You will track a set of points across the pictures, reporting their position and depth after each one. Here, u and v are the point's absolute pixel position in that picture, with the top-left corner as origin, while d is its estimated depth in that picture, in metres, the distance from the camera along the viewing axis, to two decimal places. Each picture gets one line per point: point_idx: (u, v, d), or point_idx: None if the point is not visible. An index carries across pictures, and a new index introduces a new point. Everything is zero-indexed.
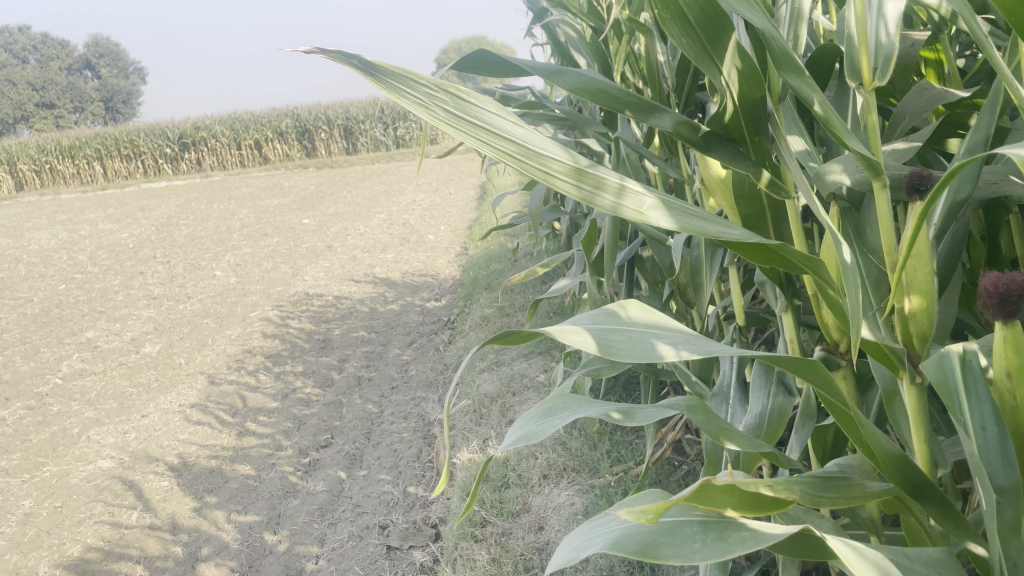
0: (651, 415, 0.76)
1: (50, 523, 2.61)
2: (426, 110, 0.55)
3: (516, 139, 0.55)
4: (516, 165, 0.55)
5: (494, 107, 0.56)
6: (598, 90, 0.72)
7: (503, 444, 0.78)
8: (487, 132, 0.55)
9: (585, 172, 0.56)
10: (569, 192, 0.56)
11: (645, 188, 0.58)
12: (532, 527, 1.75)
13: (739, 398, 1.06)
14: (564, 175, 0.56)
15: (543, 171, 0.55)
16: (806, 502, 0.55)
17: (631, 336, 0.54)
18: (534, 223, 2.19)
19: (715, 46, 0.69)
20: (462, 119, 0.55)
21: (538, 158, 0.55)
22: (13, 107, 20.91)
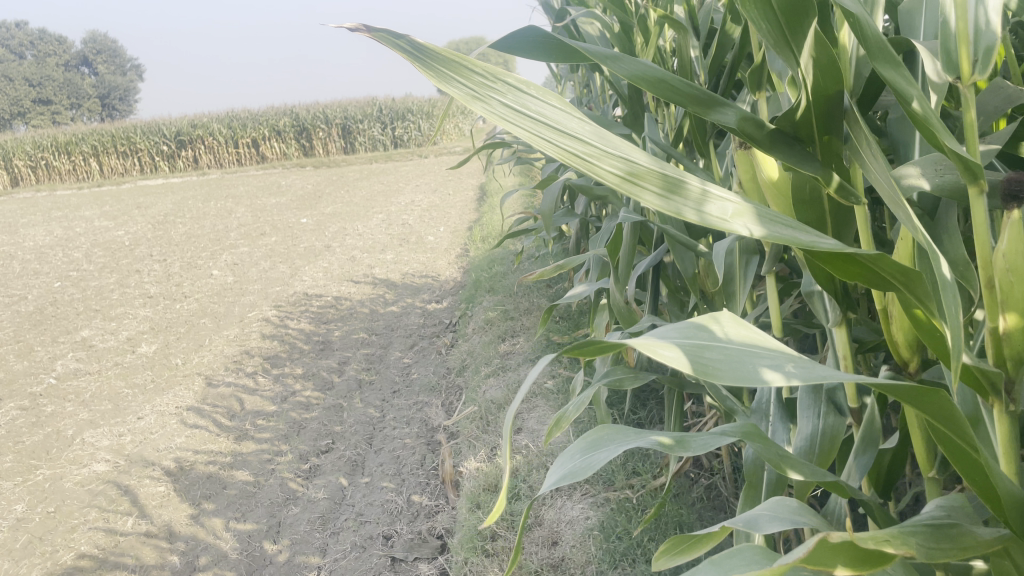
0: (705, 442, 0.70)
1: (42, 530, 2.54)
2: (478, 104, 0.50)
3: (581, 139, 0.50)
4: (579, 167, 0.49)
5: (556, 100, 0.50)
6: (657, 80, 0.66)
7: (546, 485, 0.72)
8: (546, 129, 0.49)
9: (659, 174, 0.51)
10: (638, 198, 0.50)
11: (729, 194, 0.52)
12: (545, 541, 1.69)
13: (779, 415, 1.00)
14: (635, 178, 0.51)
15: (611, 175, 0.50)
16: (923, 558, 0.48)
17: (729, 354, 0.50)
18: (549, 226, 2.13)
19: (794, 32, 0.62)
20: (521, 113, 0.50)
21: (606, 160, 0.50)
22: (11, 103, 20.91)
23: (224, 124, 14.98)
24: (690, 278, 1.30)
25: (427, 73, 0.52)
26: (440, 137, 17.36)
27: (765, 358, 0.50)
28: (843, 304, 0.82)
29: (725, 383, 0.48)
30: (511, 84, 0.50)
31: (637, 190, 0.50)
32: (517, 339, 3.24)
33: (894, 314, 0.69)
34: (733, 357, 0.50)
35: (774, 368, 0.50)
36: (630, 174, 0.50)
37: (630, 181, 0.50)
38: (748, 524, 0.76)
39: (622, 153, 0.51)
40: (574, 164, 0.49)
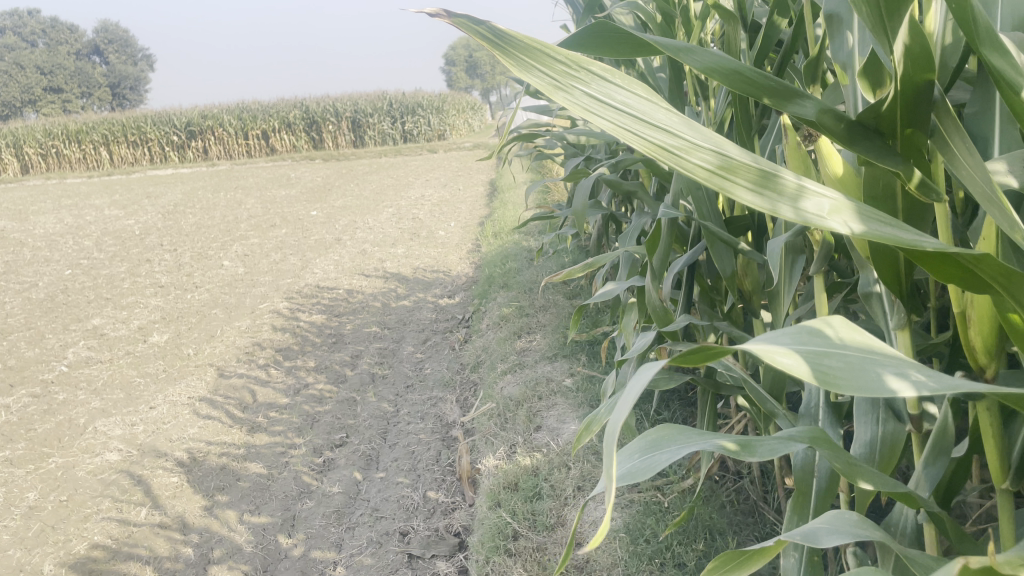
0: (773, 448, 0.67)
1: (55, 519, 2.52)
2: (562, 92, 0.49)
3: (671, 130, 0.48)
4: (666, 160, 0.47)
5: (643, 90, 0.49)
6: (732, 71, 0.62)
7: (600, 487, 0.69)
8: (635, 121, 0.48)
9: (752, 169, 0.49)
10: (733, 194, 0.47)
11: (826, 188, 0.49)
12: (568, 543, 1.66)
13: (831, 419, 0.97)
14: (728, 173, 0.48)
15: (702, 170, 0.48)
16: None
17: (849, 361, 0.53)
18: (578, 222, 2.09)
19: (892, 15, 0.59)
20: (607, 103, 0.48)
21: (698, 153, 0.47)
22: (22, 91, 21.00)
23: (235, 115, 14.95)
24: (728, 278, 1.26)
25: (504, 58, 0.50)
26: (450, 132, 17.31)
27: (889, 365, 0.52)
28: (908, 307, 0.78)
29: (849, 389, 0.52)
30: (599, 72, 0.49)
31: (730, 185, 0.48)
32: (533, 336, 3.21)
33: (971, 318, 0.65)
34: (852, 365, 0.52)
35: (898, 374, 0.52)
36: (722, 168, 0.48)
37: (723, 175, 0.48)
38: (808, 535, 0.73)
39: (713, 145, 0.48)
40: (663, 157, 0.47)
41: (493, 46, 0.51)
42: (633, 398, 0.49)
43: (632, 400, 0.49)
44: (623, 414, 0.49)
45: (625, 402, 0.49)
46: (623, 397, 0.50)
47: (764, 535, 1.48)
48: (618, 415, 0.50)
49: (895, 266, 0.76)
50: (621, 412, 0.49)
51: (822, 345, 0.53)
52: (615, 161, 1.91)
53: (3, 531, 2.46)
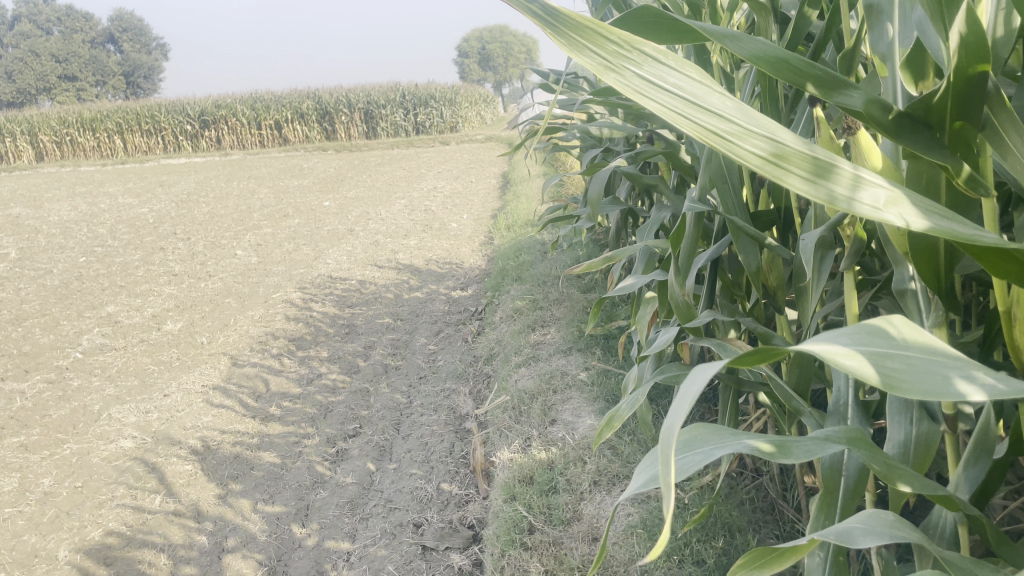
0: (809, 448, 0.65)
1: (70, 505, 2.52)
2: (612, 74, 0.51)
3: (724, 116, 0.49)
4: (719, 146, 0.48)
5: (696, 73, 0.50)
6: (778, 60, 0.60)
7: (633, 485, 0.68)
8: (688, 105, 0.49)
9: (806, 158, 0.50)
10: (786, 182, 0.49)
11: (881, 180, 0.50)
12: (584, 538, 1.66)
13: (859, 417, 0.95)
14: (782, 161, 0.49)
15: (756, 156, 0.49)
16: None
17: (911, 362, 0.53)
18: (597, 216, 2.07)
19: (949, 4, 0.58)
20: (662, 87, 0.50)
21: (751, 140, 0.48)
22: (37, 79, 21.14)
23: (248, 105, 14.97)
24: (754, 273, 1.23)
25: (559, 39, 0.53)
26: (462, 124, 17.27)
27: (954, 367, 0.52)
28: (947, 304, 0.76)
29: (913, 392, 0.52)
30: (648, 53, 0.51)
31: (783, 173, 0.49)
32: (548, 329, 3.20)
33: (1018, 315, 0.64)
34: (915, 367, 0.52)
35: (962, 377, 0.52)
36: (774, 156, 0.49)
37: (775, 163, 0.49)
38: (841, 535, 0.72)
39: (768, 132, 0.49)
40: (716, 142, 0.48)
41: (549, 27, 0.53)
42: (690, 398, 0.48)
43: (690, 398, 0.48)
44: (679, 416, 0.48)
45: (680, 400, 0.49)
46: (680, 394, 0.50)
47: (783, 534, 1.47)
48: (674, 416, 0.49)
49: (935, 264, 0.74)
50: (679, 410, 0.48)
51: (885, 346, 0.54)
52: (636, 153, 1.89)
53: (18, 516, 2.47)
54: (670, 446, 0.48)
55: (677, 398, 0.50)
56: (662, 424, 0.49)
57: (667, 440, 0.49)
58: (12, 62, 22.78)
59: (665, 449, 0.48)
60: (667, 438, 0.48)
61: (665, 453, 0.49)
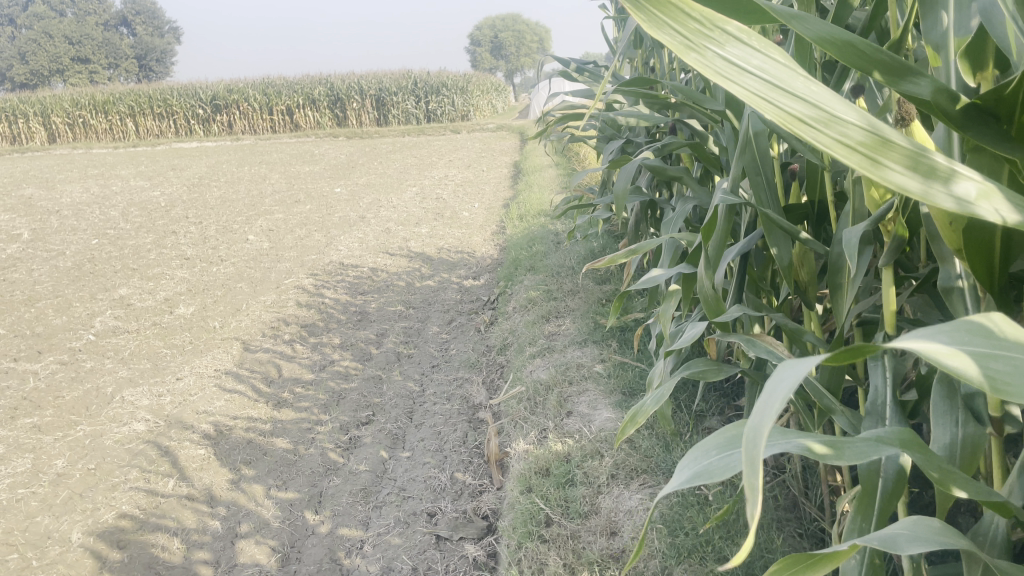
0: (863, 450, 0.64)
1: (83, 486, 2.51)
2: (693, 54, 0.53)
3: (811, 102, 0.50)
4: (804, 132, 0.50)
5: (780, 55, 0.52)
6: (844, 43, 0.58)
7: (675, 482, 0.66)
8: (771, 89, 0.51)
9: (901, 148, 0.51)
10: (876, 172, 0.50)
11: (971, 173, 0.52)
12: (602, 531, 1.65)
13: (897, 416, 0.93)
14: (873, 150, 0.51)
15: (843, 144, 0.51)
16: None
17: (1015, 363, 0.52)
18: (620, 207, 2.04)
19: None
20: (748, 71, 0.51)
21: (839, 128, 0.50)
22: (49, 60, 21.19)
23: (260, 90, 14.94)
24: (785, 268, 1.21)
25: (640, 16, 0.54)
26: (474, 113, 17.21)
27: None
28: (999, 303, 0.74)
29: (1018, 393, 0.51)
30: (732, 32, 0.52)
31: (875, 162, 0.51)
32: (562, 320, 3.18)
33: None
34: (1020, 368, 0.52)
35: None
36: (860, 145, 0.51)
37: (864, 152, 0.51)
38: (886, 542, 0.70)
39: (855, 120, 0.51)
40: (800, 130, 0.50)
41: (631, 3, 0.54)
42: (781, 395, 0.48)
43: (780, 393, 0.48)
44: (768, 416, 0.48)
45: (768, 394, 0.49)
46: (768, 387, 0.50)
47: (805, 533, 1.45)
48: (762, 413, 0.49)
49: (987, 261, 0.72)
50: (769, 407, 0.48)
51: (987, 346, 0.53)
52: (662, 144, 1.86)
53: (31, 497, 2.46)
54: (756, 441, 0.48)
55: (763, 392, 0.51)
56: (747, 420, 0.50)
57: (752, 437, 0.49)
58: (26, 42, 22.80)
59: (749, 446, 0.49)
60: (751, 434, 0.49)
61: (750, 449, 0.49)
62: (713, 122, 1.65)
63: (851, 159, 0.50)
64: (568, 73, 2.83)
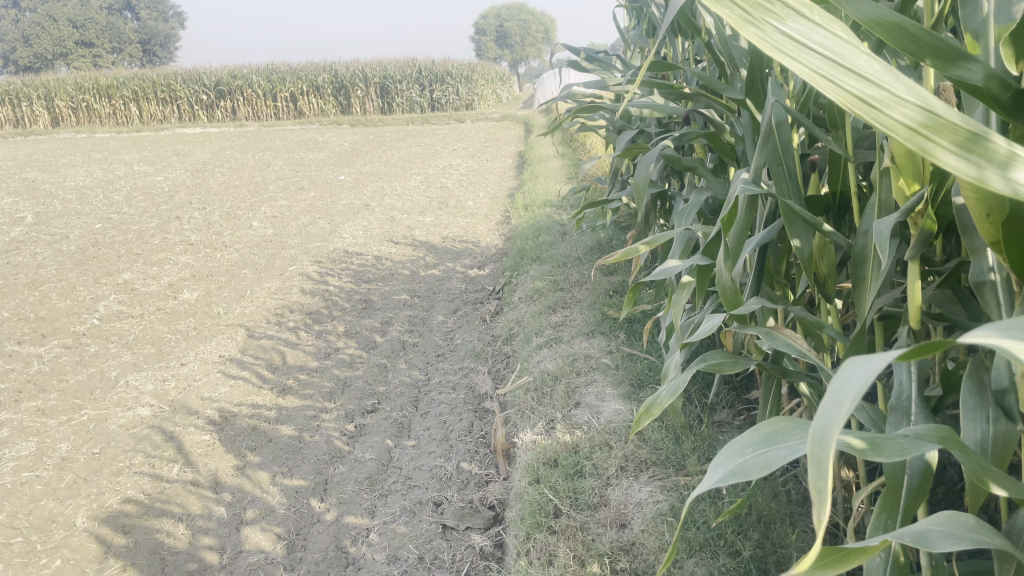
0: (901, 447, 0.67)
1: (88, 470, 2.50)
2: (753, 28, 0.54)
3: (873, 81, 0.52)
4: (862, 112, 0.52)
5: (842, 30, 0.53)
6: (895, 25, 0.59)
7: (712, 479, 0.66)
8: (831, 67, 0.52)
9: (961, 131, 0.52)
10: (935, 155, 0.52)
11: None
12: (612, 523, 1.64)
13: (922, 413, 0.91)
14: (933, 132, 0.52)
15: (903, 125, 0.52)
16: None
17: None
18: (636, 197, 2.02)
19: None
20: (812, 50, 0.53)
21: (900, 108, 0.51)
22: (53, 44, 21.12)
23: (264, 76, 14.88)
24: (805, 260, 1.19)
25: None
26: (477, 103, 17.14)
27: None
28: None
29: None
30: (792, 7, 0.54)
31: (933, 145, 0.52)
32: (569, 311, 3.16)
33: None
34: None
35: None
36: (921, 127, 0.52)
37: (923, 134, 0.52)
38: (918, 538, 0.69)
39: (918, 99, 0.52)
40: (859, 109, 0.52)
41: None
42: (848, 396, 0.52)
43: (847, 396, 0.52)
44: (836, 416, 0.52)
45: (835, 392, 0.53)
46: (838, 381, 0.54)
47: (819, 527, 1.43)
48: (829, 413, 0.53)
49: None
50: (835, 408, 0.53)
51: None
52: (678, 134, 1.84)
53: (36, 480, 2.45)
54: (824, 441, 0.53)
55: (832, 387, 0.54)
56: (813, 422, 0.54)
57: (820, 437, 0.53)
58: (30, 26, 22.71)
59: (817, 446, 0.53)
60: (819, 433, 0.53)
61: (817, 449, 0.53)
62: (730, 112, 1.64)
63: (909, 140, 0.51)
64: (579, 63, 2.79)
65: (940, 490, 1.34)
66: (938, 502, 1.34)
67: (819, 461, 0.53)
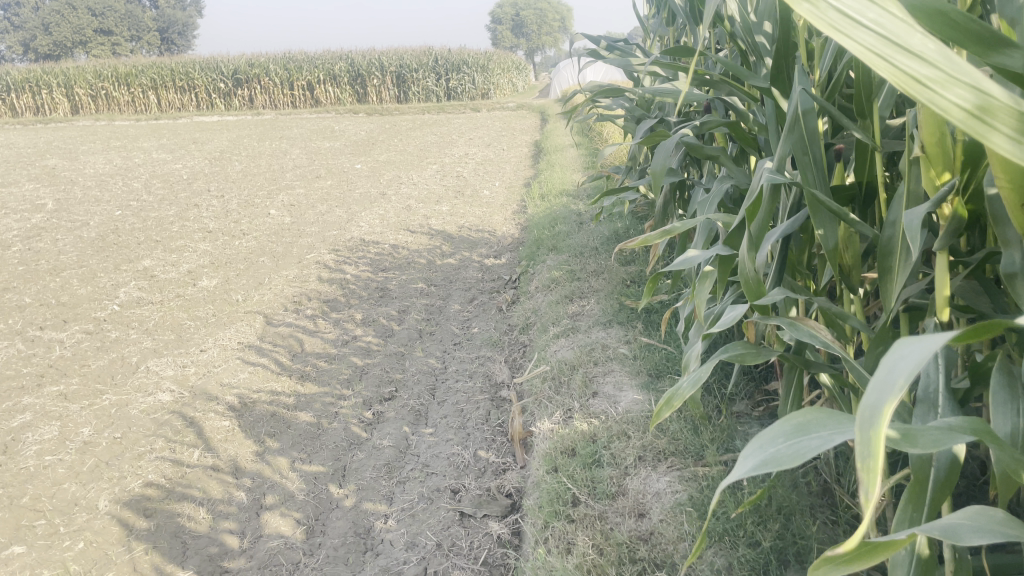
0: (936, 438, 0.67)
1: (109, 454, 2.53)
2: (807, 5, 0.54)
3: (926, 61, 0.51)
4: (914, 91, 0.51)
5: (898, 9, 0.53)
6: (936, 10, 0.59)
7: (745, 468, 0.65)
8: (885, 44, 0.52)
9: (1015, 114, 0.51)
10: (984, 138, 0.51)
11: None
12: (631, 513, 1.64)
13: (950, 406, 0.91)
14: (985, 114, 0.51)
15: (959, 107, 0.51)
16: None
17: None
18: (656, 185, 2.01)
19: None
20: (866, 26, 0.53)
21: (954, 90, 0.50)
22: (72, 32, 21.27)
23: (281, 65, 14.92)
24: (831, 250, 1.18)
25: None
26: (494, 92, 17.10)
27: None
28: None
29: None
30: None
31: (986, 128, 0.51)
32: (586, 300, 3.16)
33: None
34: None
35: None
36: (978, 108, 0.51)
37: (977, 116, 0.51)
38: (947, 532, 0.69)
39: (974, 81, 0.51)
40: (913, 90, 0.51)
41: None
42: (899, 375, 0.52)
43: (899, 374, 0.53)
44: (887, 394, 0.53)
45: (886, 370, 0.54)
46: (889, 360, 0.54)
47: (839, 519, 1.43)
48: (879, 390, 0.54)
49: None
50: (886, 387, 0.53)
51: None
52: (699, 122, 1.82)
53: (59, 464, 2.48)
54: (873, 420, 0.53)
55: (882, 367, 0.55)
56: (863, 399, 0.54)
57: (870, 415, 0.54)
58: (50, 14, 22.84)
59: (866, 424, 0.54)
60: (868, 412, 0.54)
61: (866, 428, 0.53)
62: (753, 100, 1.63)
63: (960, 122, 0.50)
64: (597, 52, 2.78)
65: (961, 482, 1.34)
66: (959, 496, 1.33)
67: (867, 439, 0.53)
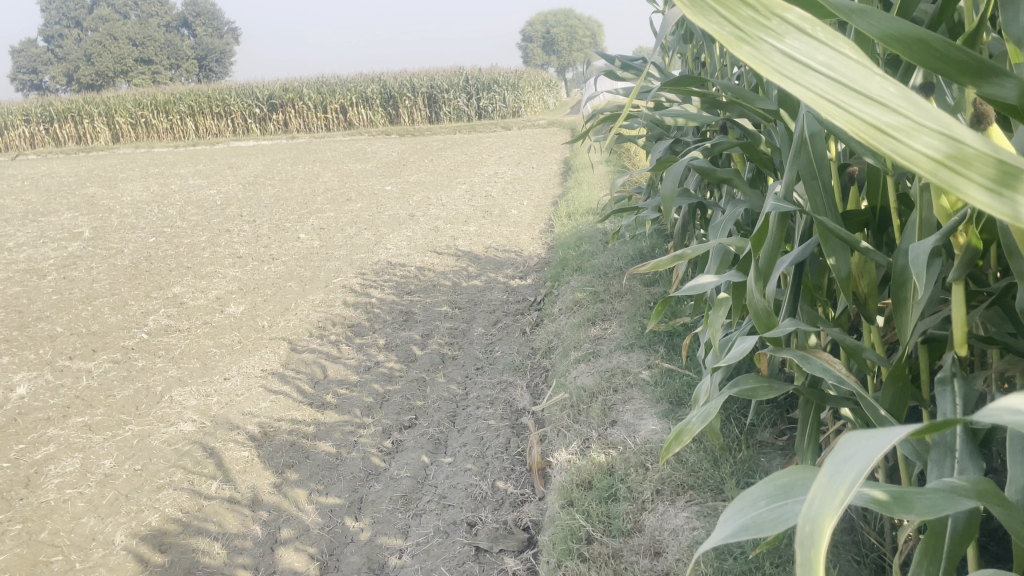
0: (934, 503, 0.61)
1: (129, 487, 2.53)
2: (746, 46, 0.44)
3: (890, 107, 0.42)
4: (872, 144, 0.42)
5: (851, 46, 0.43)
6: (916, 40, 0.54)
7: (721, 535, 0.60)
8: (841, 90, 0.42)
9: (993, 161, 0.43)
10: (962, 193, 0.42)
11: None
12: (647, 551, 1.59)
13: (969, 454, 0.84)
14: (960, 165, 0.42)
15: (928, 157, 0.42)
16: None
17: None
18: (667, 209, 1.95)
19: None
20: (813, 66, 0.43)
21: (924, 138, 0.41)
22: (114, 61, 21.86)
23: (314, 89, 15.14)
24: (843, 280, 1.13)
25: None
26: (524, 110, 17.15)
27: None
28: None
29: None
30: (791, 22, 0.43)
31: (962, 180, 0.42)
32: (608, 323, 3.10)
33: None
34: None
35: None
36: (955, 157, 0.42)
37: (952, 167, 0.42)
38: None
39: (946, 128, 0.42)
40: (876, 140, 0.42)
41: None
42: (842, 484, 0.47)
43: (842, 484, 0.48)
44: (830, 507, 0.47)
45: (830, 472, 0.49)
46: (832, 462, 0.50)
47: (863, 559, 1.35)
48: (820, 501, 0.48)
49: None
50: (828, 494, 0.48)
51: None
52: (712, 144, 1.78)
53: (79, 497, 2.48)
54: (813, 535, 0.48)
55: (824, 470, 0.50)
56: (802, 509, 0.49)
57: (808, 530, 0.48)
58: (93, 43, 23.56)
59: (805, 540, 0.48)
60: (806, 526, 0.48)
61: (804, 548, 0.48)
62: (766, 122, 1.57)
63: (933, 175, 0.42)
64: (614, 72, 2.74)
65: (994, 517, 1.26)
66: (992, 535, 1.25)
67: (806, 559, 0.48)
